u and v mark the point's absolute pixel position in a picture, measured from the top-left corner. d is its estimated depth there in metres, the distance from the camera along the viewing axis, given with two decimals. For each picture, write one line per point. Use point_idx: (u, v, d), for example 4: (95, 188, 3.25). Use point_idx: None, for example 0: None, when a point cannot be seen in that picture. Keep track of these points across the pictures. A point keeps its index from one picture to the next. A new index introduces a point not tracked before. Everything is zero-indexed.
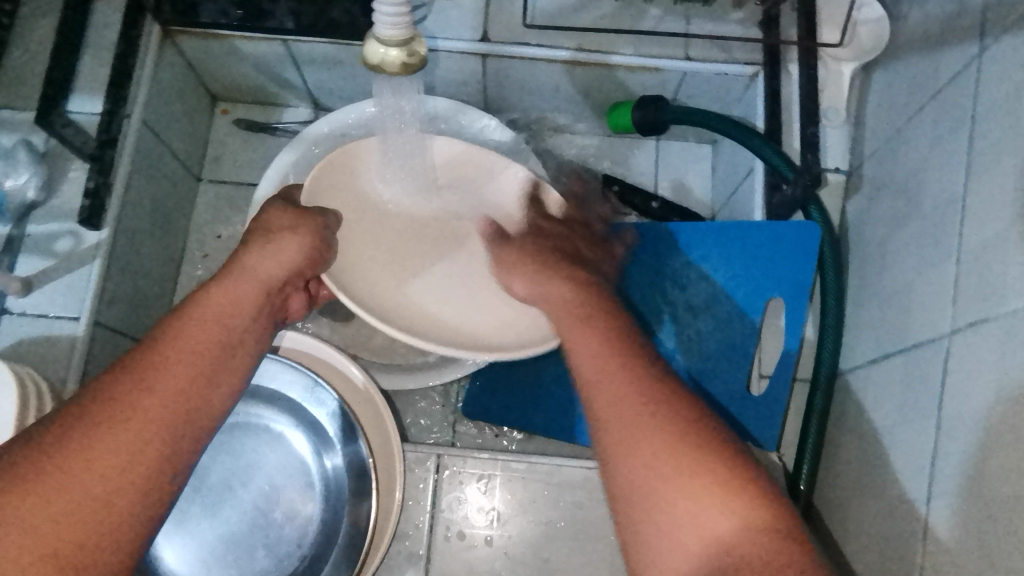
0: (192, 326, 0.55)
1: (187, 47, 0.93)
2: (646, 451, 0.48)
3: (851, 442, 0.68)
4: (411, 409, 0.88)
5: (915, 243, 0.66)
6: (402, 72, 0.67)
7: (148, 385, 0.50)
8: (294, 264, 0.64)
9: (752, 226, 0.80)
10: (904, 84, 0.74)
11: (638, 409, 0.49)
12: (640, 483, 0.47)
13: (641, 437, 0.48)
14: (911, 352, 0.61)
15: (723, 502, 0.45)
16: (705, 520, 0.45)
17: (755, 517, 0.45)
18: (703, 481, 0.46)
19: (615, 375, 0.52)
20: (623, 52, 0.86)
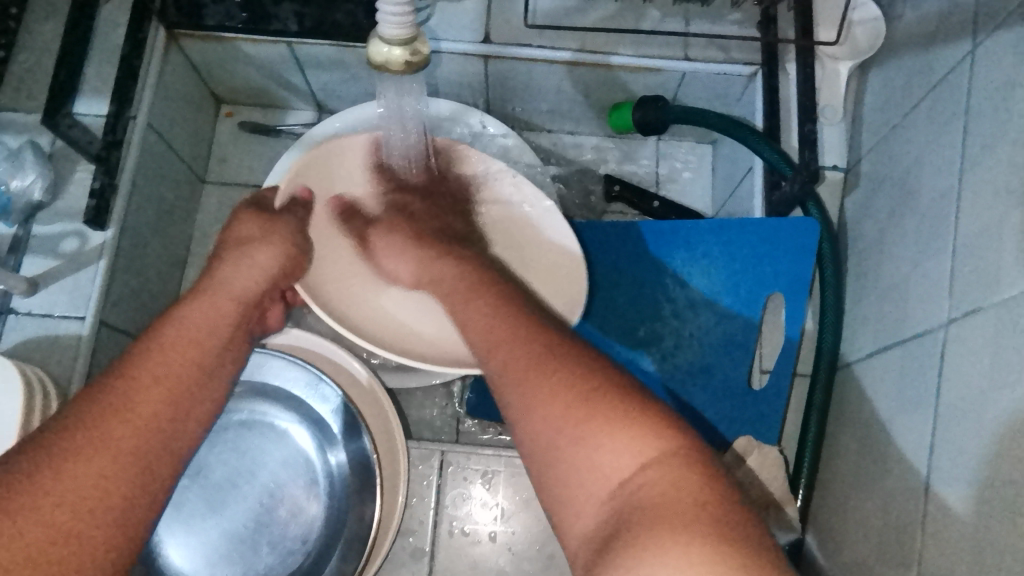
0: (172, 340, 0.61)
1: (192, 49, 0.94)
2: (549, 407, 0.52)
3: (852, 435, 0.69)
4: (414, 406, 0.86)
5: (911, 236, 0.66)
6: (404, 70, 0.67)
7: (138, 397, 0.56)
8: (269, 273, 0.72)
9: (751, 222, 0.81)
10: (900, 81, 0.75)
11: (540, 375, 0.54)
12: (551, 438, 0.51)
13: (545, 396, 0.52)
14: (910, 343, 0.62)
15: (618, 440, 0.49)
16: (604, 463, 0.48)
17: (648, 449, 0.48)
18: (601, 424, 0.50)
19: (521, 352, 0.56)
20: (623, 53, 0.87)
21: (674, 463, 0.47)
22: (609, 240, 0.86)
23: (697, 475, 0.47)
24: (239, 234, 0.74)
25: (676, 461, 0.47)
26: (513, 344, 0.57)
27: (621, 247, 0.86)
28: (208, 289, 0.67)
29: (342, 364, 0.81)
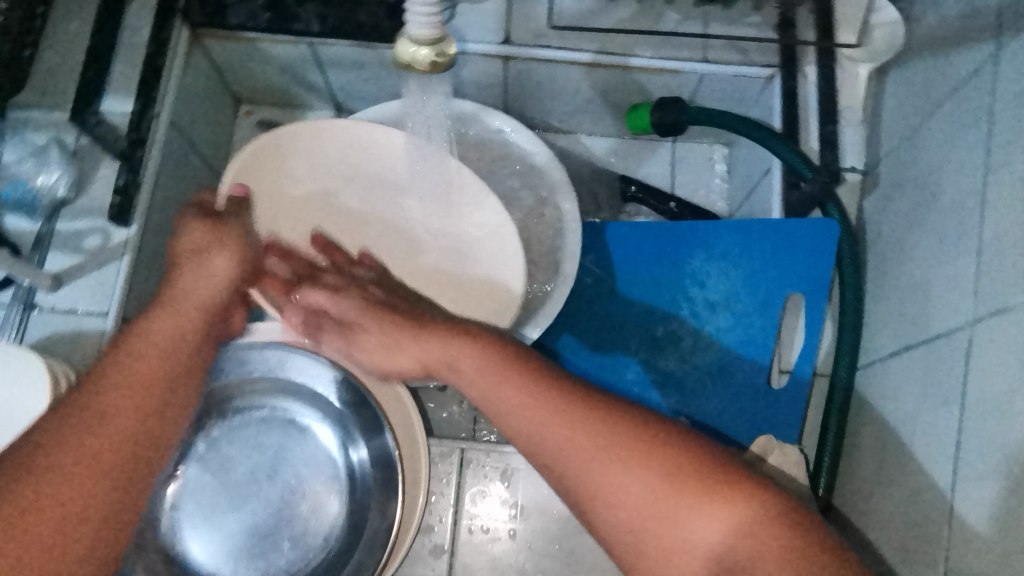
0: (139, 348, 0.63)
1: (213, 49, 0.94)
2: (625, 485, 0.53)
3: (873, 435, 0.69)
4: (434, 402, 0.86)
5: (933, 238, 0.67)
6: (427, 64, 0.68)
7: (111, 410, 0.59)
8: (226, 281, 0.71)
9: (770, 224, 0.82)
10: (921, 83, 0.75)
11: (601, 458, 0.54)
12: (642, 520, 0.52)
13: (619, 475, 0.53)
14: (933, 343, 0.63)
15: (708, 514, 0.50)
16: (701, 538, 0.50)
17: (740, 519, 0.49)
18: (684, 501, 0.51)
19: (568, 437, 0.56)
20: (643, 55, 0.88)
21: (764, 524, 0.49)
22: (629, 241, 0.87)
23: (793, 534, 0.48)
24: (189, 247, 0.70)
25: (768, 532, 0.48)
26: (561, 420, 0.57)
27: (640, 247, 0.86)
28: (173, 300, 0.68)
29: None
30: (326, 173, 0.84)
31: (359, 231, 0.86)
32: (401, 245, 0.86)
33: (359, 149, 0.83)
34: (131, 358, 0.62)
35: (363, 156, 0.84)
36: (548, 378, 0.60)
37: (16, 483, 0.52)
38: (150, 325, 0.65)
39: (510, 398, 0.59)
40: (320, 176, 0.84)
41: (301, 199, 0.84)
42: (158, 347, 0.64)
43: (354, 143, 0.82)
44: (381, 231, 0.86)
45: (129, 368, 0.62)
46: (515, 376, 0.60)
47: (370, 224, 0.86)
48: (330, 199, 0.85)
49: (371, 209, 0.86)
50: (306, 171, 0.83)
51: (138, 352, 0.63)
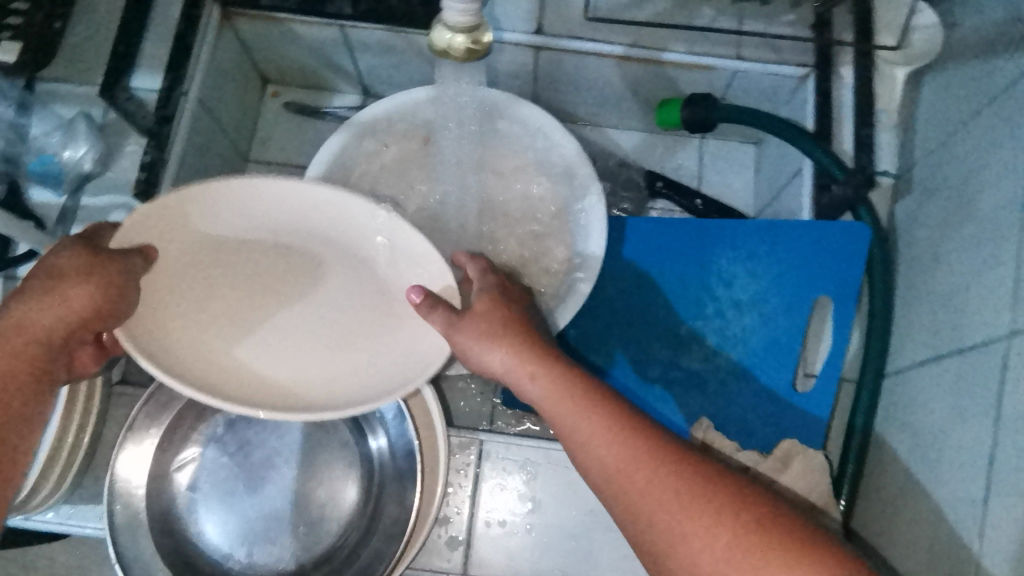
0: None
1: (243, 29, 0.94)
2: (648, 486, 0.52)
3: (899, 443, 0.69)
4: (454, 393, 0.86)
5: (969, 247, 0.66)
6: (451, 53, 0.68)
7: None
8: (75, 315, 0.56)
9: (800, 225, 0.81)
10: (958, 88, 0.74)
11: (676, 497, 0.51)
12: (660, 529, 0.50)
13: (638, 478, 0.53)
14: (968, 352, 0.62)
15: (718, 526, 0.49)
16: (712, 551, 0.48)
17: (750, 526, 0.48)
18: (703, 510, 0.49)
19: (639, 468, 0.53)
20: (675, 49, 0.87)
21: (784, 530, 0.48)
22: (654, 237, 0.86)
23: (806, 545, 0.47)
24: (54, 270, 0.56)
25: (785, 536, 0.47)
26: (585, 414, 0.57)
27: (666, 245, 0.85)
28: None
29: None
30: (250, 223, 0.65)
31: (230, 317, 0.65)
32: (237, 328, 0.65)
33: (308, 228, 0.67)
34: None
35: (295, 227, 0.67)
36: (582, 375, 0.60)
37: None
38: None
39: (550, 391, 0.59)
40: (242, 227, 0.65)
41: (198, 233, 0.63)
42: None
43: (302, 222, 0.66)
44: (247, 321, 0.66)
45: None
46: (561, 379, 0.59)
47: (235, 295, 0.66)
48: (215, 243, 0.64)
49: (264, 289, 0.67)
50: (221, 216, 0.63)
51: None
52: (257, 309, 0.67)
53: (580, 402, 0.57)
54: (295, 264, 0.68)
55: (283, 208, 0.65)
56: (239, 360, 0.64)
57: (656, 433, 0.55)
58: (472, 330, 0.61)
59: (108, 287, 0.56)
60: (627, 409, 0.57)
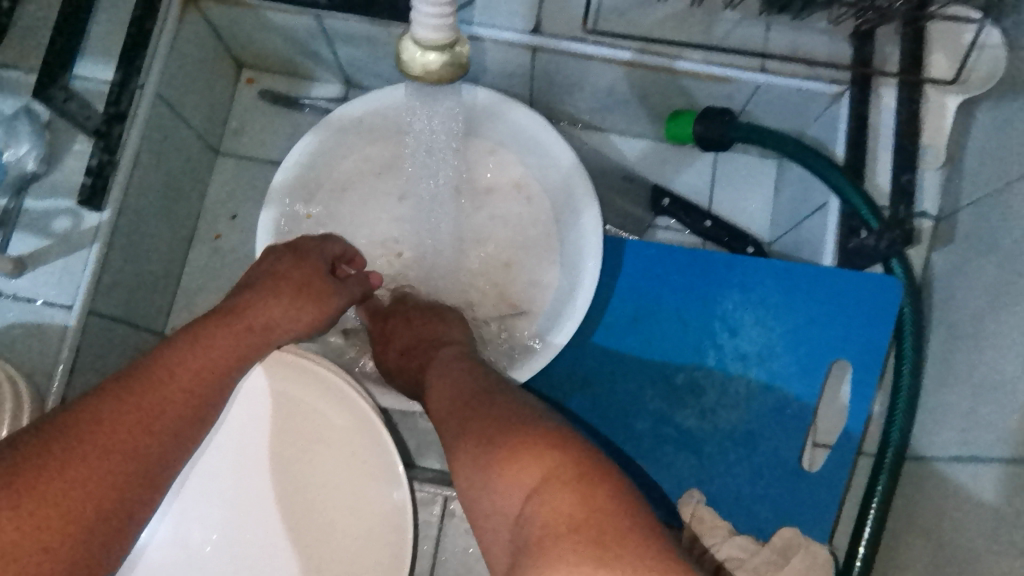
0: (171, 359, 0.59)
1: (212, 12, 0.84)
2: (470, 432, 0.54)
3: (921, 548, 0.60)
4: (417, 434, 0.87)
5: (1020, 329, 0.56)
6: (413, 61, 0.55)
7: (217, 337, 0.63)
8: (300, 314, 0.69)
9: (824, 273, 0.72)
10: (1020, 131, 0.63)
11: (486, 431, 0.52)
12: (467, 481, 0.51)
13: (465, 439, 0.54)
14: (1011, 464, 0.53)
15: (508, 473, 0.48)
16: (502, 497, 0.48)
17: (538, 477, 0.47)
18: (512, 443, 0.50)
19: (474, 415, 0.55)
20: (691, 57, 0.76)
21: (559, 487, 0.45)
22: (654, 269, 0.77)
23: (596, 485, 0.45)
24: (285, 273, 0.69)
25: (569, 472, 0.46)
26: (453, 389, 0.61)
27: (664, 279, 0.76)
28: (185, 342, 0.61)
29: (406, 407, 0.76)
30: (250, 444, 0.67)
31: (303, 541, 0.66)
32: (298, 549, 0.66)
33: (321, 435, 0.68)
34: (145, 399, 0.56)
35: (309, 442, 0.68)
36: (466, 375, 0.62)
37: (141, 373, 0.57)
38: (150, 382, 0.57)
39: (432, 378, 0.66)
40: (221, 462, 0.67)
41: (221, 487, 0.67)
42: (214, 368, 0.62)
43: (308, 416, 0.68)
44: (328, 543, 0.66)
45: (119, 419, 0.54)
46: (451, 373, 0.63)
47: (276, 517, 0.66)
48: (226, 489, 0.67)
49: (291, 498, 0.67)
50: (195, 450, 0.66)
51: (113, 416, 0.54)
52: (299, 525, 0.66)
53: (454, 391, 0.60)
54: (318, 466, 0.67)
55: (282, 430, 0.68)
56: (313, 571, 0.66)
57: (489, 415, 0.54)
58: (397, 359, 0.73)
59: (319, 295, 0.71)
60: (477, 388, 0.59)
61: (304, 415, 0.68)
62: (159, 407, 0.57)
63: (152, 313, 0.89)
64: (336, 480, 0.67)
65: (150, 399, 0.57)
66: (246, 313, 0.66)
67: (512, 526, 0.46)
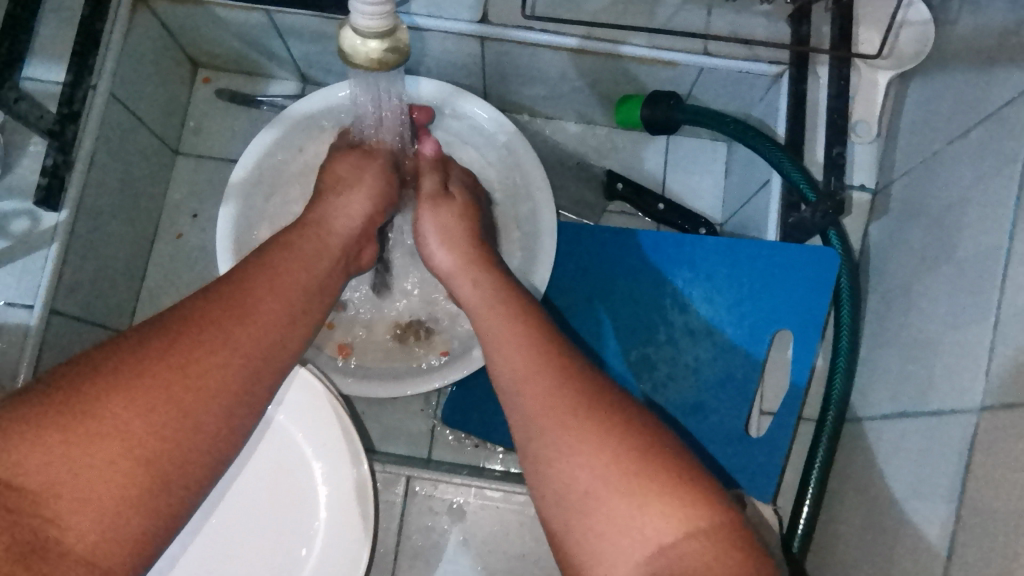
0: (275, 277, 0.59)
1: (164, 11, 0.85)
2: (584, 443, 0.51)
3: (858, 503, 0.63)
4: (380, 420, 0.89)
5: (944, 292, 0.59)
6: (357, 55, 0.57)
7: (295, 252, 0.63)
8: (362, 212, 0.73)
9: (765, 248, 0.74)
10: (946, 102, 0.66)
11: (608, 452, 0.50)
12: (588, 491, 0.49)
13: (584, 444, 0.51)
14: (932, 418, 0.56)
15: (666, 505, 0.47)
16: (645, 522, 0.47)
17: (696, 518, 0.47)
18: (650, 476, 0.49)
19: (576, 420, 0.52)
20: (634, 43, 0.78)
21: (715, 538, 0.46)
22: (608, 249, 0.79)
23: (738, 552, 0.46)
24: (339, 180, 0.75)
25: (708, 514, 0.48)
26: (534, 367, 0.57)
27: (618, 260, 0.79)
28: (228, 299, 0.54)
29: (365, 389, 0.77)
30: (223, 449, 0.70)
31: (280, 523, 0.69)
32: (275, 542, 0.69)
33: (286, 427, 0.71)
34: (184, 358, 0.49)
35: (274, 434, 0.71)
36: (544, 350, 0.58)
37: (235, 290, 0.55)
38: (188, 336, 0.50)
39: (501, 341, 0.61)
40: None
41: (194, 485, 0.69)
42: (278, 305, 0.57)
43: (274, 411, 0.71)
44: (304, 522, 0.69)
45: (152, 379, 0.47)
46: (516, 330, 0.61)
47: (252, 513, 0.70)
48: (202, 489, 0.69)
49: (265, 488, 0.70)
50: None
51: (161, 342, 0.49)
52: (275, 517, 0.70)
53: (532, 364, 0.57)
54: (286, 462, 0.71)
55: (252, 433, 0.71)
56: (295, 551, 0.69)
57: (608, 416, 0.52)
58: (467, 291, 0.68)
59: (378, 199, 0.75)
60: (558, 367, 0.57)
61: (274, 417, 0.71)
62: (202, 365, 0.49)
63: (115, 313, 0.90)
64: (304, 473, 0.70)
65: (188, 350, 0.49)
66: (297, 244, 0.64)
67: (652, 553, 0.46)
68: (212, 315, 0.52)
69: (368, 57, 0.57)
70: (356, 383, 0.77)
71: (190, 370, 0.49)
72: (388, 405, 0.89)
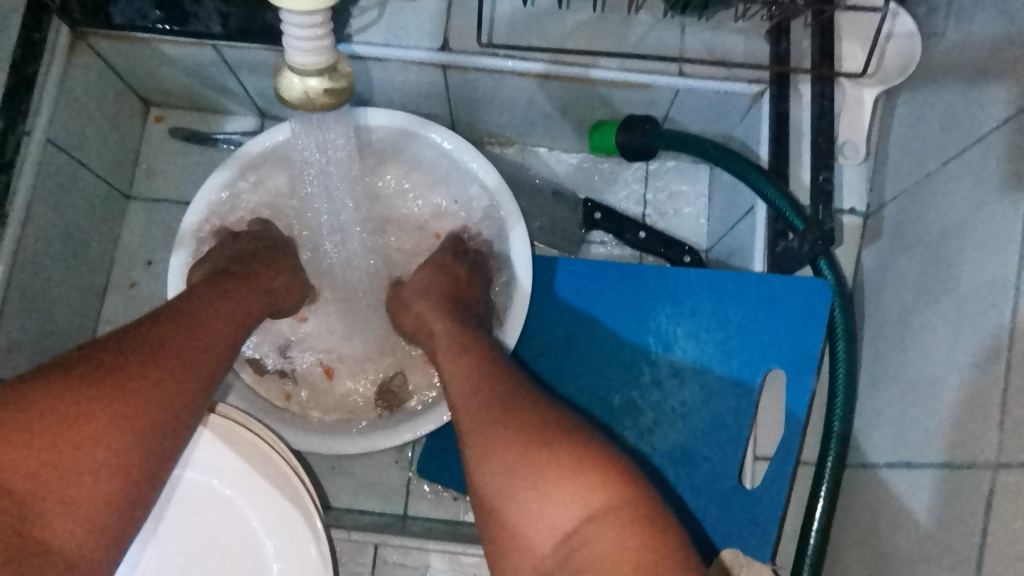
0: (208, 296, 0.63)
1: (106, 49, 0.80)
2: (498, 433, 0.55)
3: (865, 558, 0.58)
4: (351, 476, 0.83)
5: (944, 327, 0.54)
6: (302, 95, 0.52)
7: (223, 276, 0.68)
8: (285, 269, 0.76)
9: (753, 279, 0.69)
10: (936, 119, 0.61)
11: (519, 444, 0.54)
12: (500, 484, 0.54)
13: (497, 438, 0.55)
14: (943, 469, 0.51)
15: (569, 492, 0.51)
16: (555, 515, 0.51)
17: (597, 502, 0.51)
18: (562, 462, 0.52)
19: (493, 417, 0.57)
20: (605, 65, 0.73)
21: (620, 521, 0.50)
22: (586, 286, 0.73)
23: (639, 526, 0.50)
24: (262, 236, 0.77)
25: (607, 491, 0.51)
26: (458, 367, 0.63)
27: (596, 296, 0.73)
28: (181, 317, 0.59)
29: (331, 440, 0.72)
30: (152, 525, 0.61)
31: None
32: None
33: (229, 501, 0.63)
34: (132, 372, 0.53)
35: (219, 511, 0.62)
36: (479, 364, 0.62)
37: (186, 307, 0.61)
38: (140, 352, 0.55)
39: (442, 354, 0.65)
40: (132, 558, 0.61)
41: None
42: (221, 328, 0.62)
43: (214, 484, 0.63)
44: None
45: (108, 387, 0.51)
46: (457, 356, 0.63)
47: None
48: None
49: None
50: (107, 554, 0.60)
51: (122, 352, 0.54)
52: None
53: (461, 359, 0.63)
54: (231, 535, 0.62)
55: (187, 503, 0.62)
56: None
57: (524, 418, 0.56)
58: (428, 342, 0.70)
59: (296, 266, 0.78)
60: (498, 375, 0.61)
61: (211, 484, 0.63)
62: (153, 378, 0.54)
63: None
64: (253, 553, 0.62)
65: (147, 360, 0.54)
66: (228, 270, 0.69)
67: (558, 544, 0.50)
68: (167, 328, 0.58)
69: (316, 96, 0.52)
70: (321, 437, 0.72)
71: (149, 381, 0.54)
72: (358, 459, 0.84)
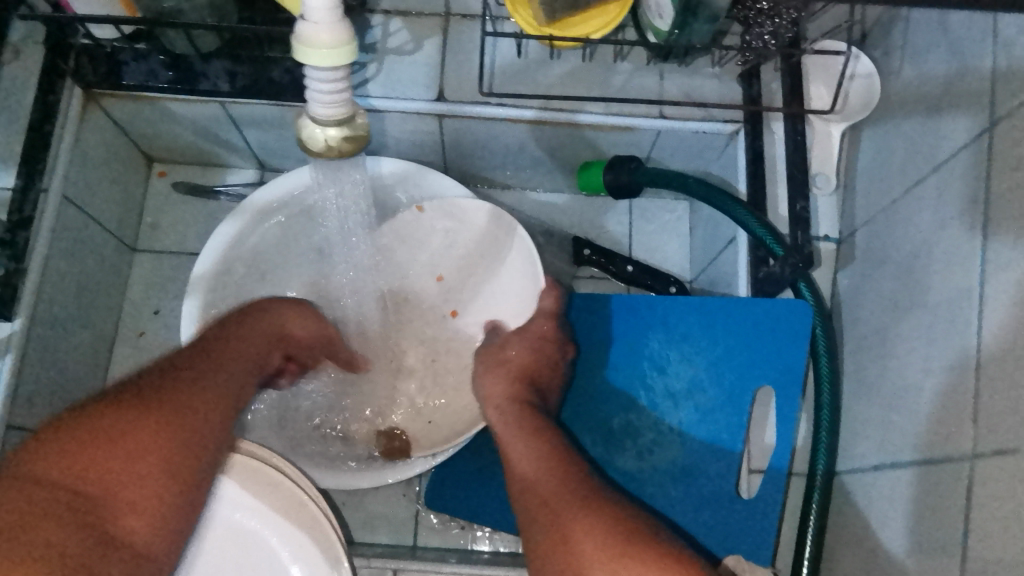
0: (229, 344, 0.67)
1: (115, 109, 0.84)
2: (577, 524, 0.57)
3: (858, 556, 0.62)
4: (361, 510, 0.86)
5: (919, 336, 0.59)
6: (320, 144, 0.55)
7: (249, 340, 0.69)
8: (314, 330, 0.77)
9: (740, 304, 0.74)
10: (898, 151, 0.67)
11: (598, 538, 0.55)
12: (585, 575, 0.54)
13: (578, 525, 0.57)
14: (926, 465, 0.55)
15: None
16: None
17: None
18: (644, 554, 0.54)
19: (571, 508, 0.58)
20: (590, 110, 0.79)
21: None
22: (583, 317, 0.78)
23: None
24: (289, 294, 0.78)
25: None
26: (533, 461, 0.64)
27: (593, 326, 0.77)
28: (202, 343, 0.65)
29: (343, 475, 0.74)
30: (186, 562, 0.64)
31: None
32: None
33: (253, 536, 0.65)
34: (165, 397, 0.59)
35: (246, 543, 0.65)
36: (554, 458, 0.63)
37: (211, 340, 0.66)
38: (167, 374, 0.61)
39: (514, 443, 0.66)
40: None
41: None
42: (238, 352, 0.67)
43: (237, 520, 0.65)
44: None
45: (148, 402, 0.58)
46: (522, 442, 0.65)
47: None
48: None
49: None
50: None
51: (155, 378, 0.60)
52: None
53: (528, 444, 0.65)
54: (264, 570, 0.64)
55: (223, 541, 0.64)
56: None
57: (605, 513, 0.57)
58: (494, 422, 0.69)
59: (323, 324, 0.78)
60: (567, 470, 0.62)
61: (240, 520, 0.65)
62: (176, 400, 0.59)
63: None
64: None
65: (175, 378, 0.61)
66: (255, 333, 0.70)
67: None
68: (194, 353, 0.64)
69: (334, 144, 0.55)
70: (334, 474, 0.74)
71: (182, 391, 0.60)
72: (368, 494, 0.86)
